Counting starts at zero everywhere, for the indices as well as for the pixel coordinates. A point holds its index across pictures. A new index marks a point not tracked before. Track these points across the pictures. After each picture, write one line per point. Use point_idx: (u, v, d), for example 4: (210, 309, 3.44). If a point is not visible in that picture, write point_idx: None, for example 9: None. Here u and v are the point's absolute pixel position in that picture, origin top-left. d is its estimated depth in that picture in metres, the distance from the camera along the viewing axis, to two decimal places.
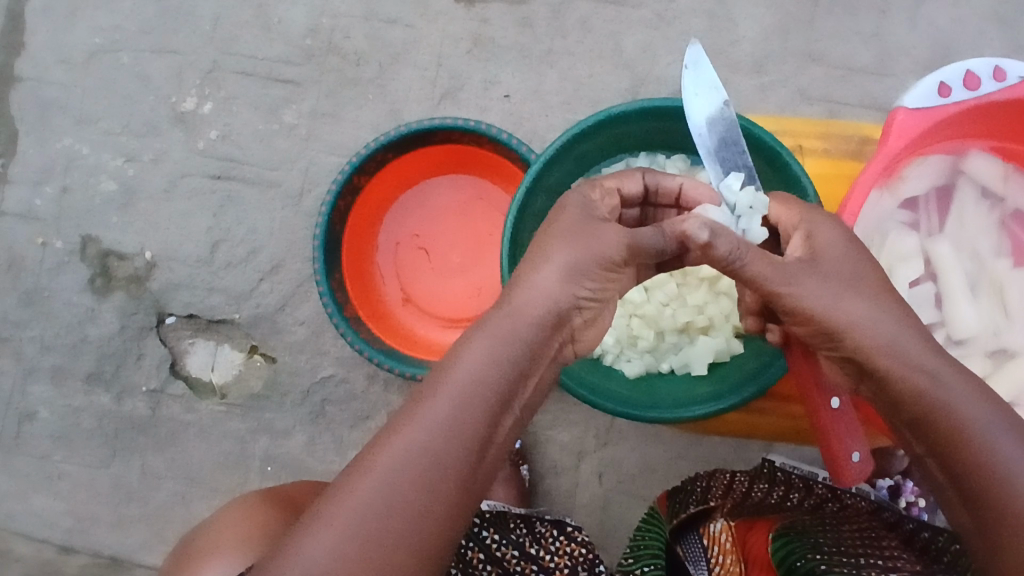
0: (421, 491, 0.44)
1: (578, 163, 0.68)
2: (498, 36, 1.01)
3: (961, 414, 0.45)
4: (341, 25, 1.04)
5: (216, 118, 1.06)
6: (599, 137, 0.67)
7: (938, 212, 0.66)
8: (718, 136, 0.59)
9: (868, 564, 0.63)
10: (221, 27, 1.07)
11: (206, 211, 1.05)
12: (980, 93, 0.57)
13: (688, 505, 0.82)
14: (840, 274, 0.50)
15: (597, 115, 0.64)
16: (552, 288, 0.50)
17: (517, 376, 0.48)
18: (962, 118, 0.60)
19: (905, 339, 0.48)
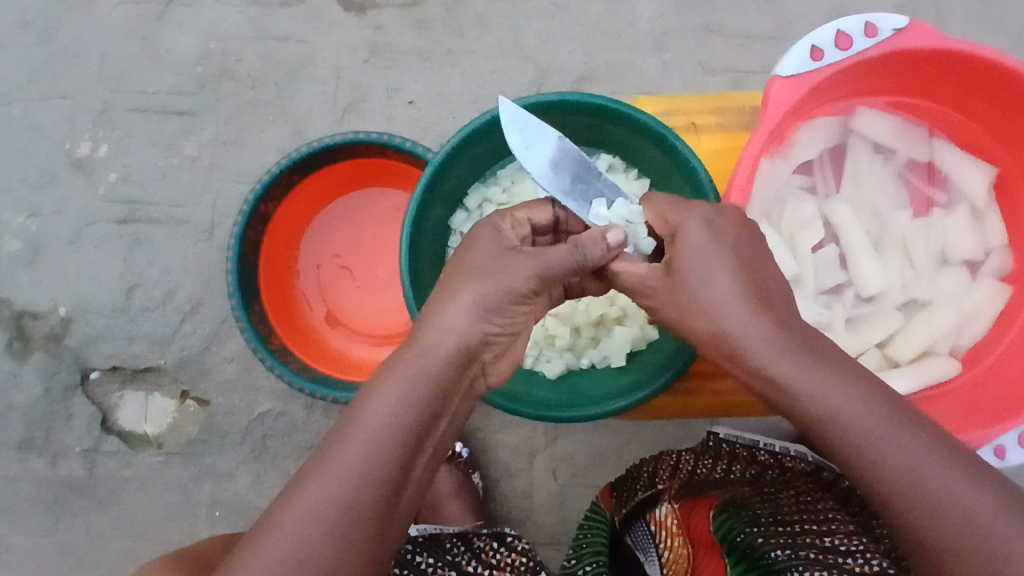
0: (333, 546, 0.40)
1: (471, 168, 0.67)
2: (395, 42, 0.99)
3: (833, 409, 0.42)
4: (232, 49, 1.00)
5: (115, 160, 1.01)
6: (489, 140, 0.65)
7: (834, 172, 0.66)
8: (572, 173, 0.56)
9: (803, 531, 0.63)
10: (107, 65, 1.02)
11: (117, 257, 1.01)
12: (854, 52, 0.56)
13: (637, 492, 0.81)
14: (717, 270, 0.48)
15: (480, 118, 0.62)
16: (463, 322, 0.47)
17: (433, 415, 0.45)
18: (842, 78, 0.59)
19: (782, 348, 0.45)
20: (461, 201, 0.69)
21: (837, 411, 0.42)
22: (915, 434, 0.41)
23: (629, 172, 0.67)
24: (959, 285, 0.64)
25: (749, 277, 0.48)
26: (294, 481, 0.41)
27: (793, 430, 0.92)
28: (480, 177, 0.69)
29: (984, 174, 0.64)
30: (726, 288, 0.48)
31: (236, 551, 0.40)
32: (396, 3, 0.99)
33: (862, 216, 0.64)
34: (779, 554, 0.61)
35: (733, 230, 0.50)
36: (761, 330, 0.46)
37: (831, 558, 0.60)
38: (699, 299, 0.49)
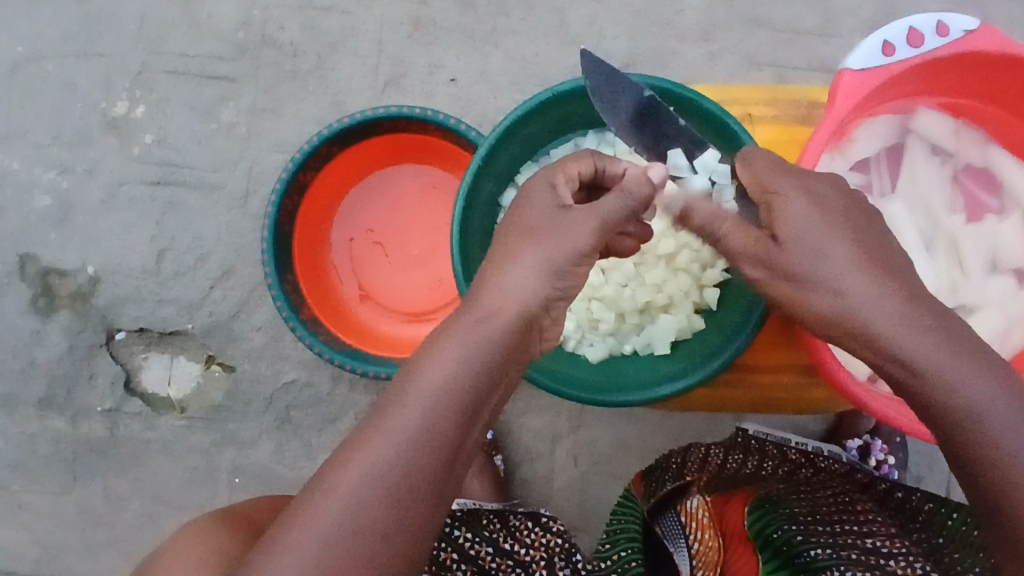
0: (393, 502, 0.42)
1: (525, 146, 0.66)
2: (439, 18, 0.98)
3: (971, 402, 0.42)
4: (274, 16, 0.99)
5: (150, 122, 1.01)
6: (546, 117, 0.65)
7: (890, 171, 0.65)
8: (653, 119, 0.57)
9: (844, 531, 0.65)
10: (147, 26, 1.02)
11: (149, 220, 1.00)
12: (925, 50, 0.56)
13: (666, 483, 0.83)
14: (838, 243, 0.47)
15: (540, 95, 0.62)
16: (525, 288, 0.48)
17: (489, 382, 0.46)
18: (908, 76, 0.59)
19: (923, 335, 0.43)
20: (512, 177, 0.68)
21: (964, 396, 0.42)
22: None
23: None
24: (1010, 291, 0.64)
25: (870, 251, 0.47)
26: (357, 437, 0.44)
27: (817, 429, 0.93)
28: (533, 155, 0.68)
29: None
30: (852, 259, 0.46)
31: (301, 501, 0.43)
32: None
33: (915, 216, 0.64)
34: (818, 552, 0.62)
35: (846, 202, 0.49)
36: (891, 308, 0.45)
37: (873, 559, 0.61)
38: (809, 272, 0.47)
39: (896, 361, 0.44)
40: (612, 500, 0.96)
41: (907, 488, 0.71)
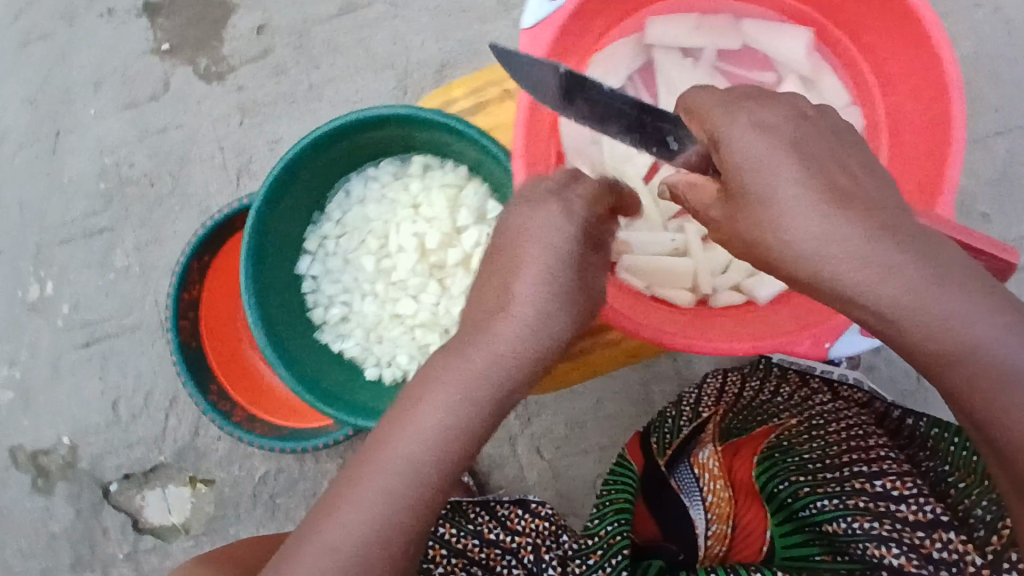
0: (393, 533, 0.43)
1: (293, 219, 0.63)
2: (260, 97, 1.00)
3: (956, 331, 0.41)
4: (122, 156, 1.04)
5: (62, 293, 1.07)
6: (297, 187, 0.61)
7: (648, 90, 0.61)
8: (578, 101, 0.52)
9: (854, 476, 0.66)
10: (23, 207, 1.08)
11: (94, 378, 1.08)
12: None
13: (683, 425, 0.83)
14: (780, 176, 0.43)
15: (269, 175, 0.57)
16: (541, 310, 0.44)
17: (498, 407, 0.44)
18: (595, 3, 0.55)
19: (889, 275, 0.41)
20: (301, 248, 0.65)
21: (957, 334, 0.41)
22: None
23: (446, 164, 0.63)
24: None
25: (837, 183, 0.43)
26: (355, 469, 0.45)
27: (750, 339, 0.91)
28: (308, 220, 0.64)
29: (804, 38, 0.58)
30: (811, 202, 0.43)
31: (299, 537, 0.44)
32: (248, 58, 1.00)
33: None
34: (826, 504, 0.67)
35: (788, 126, 0.44)
36: (852, 242, 0.42)
37: (882, 505, 0.64)
38: (763, 225, 0.44)
39: (875, 307, 0.42)
40: (586, 476, 0.98)
41: (917, 413, 0.73)
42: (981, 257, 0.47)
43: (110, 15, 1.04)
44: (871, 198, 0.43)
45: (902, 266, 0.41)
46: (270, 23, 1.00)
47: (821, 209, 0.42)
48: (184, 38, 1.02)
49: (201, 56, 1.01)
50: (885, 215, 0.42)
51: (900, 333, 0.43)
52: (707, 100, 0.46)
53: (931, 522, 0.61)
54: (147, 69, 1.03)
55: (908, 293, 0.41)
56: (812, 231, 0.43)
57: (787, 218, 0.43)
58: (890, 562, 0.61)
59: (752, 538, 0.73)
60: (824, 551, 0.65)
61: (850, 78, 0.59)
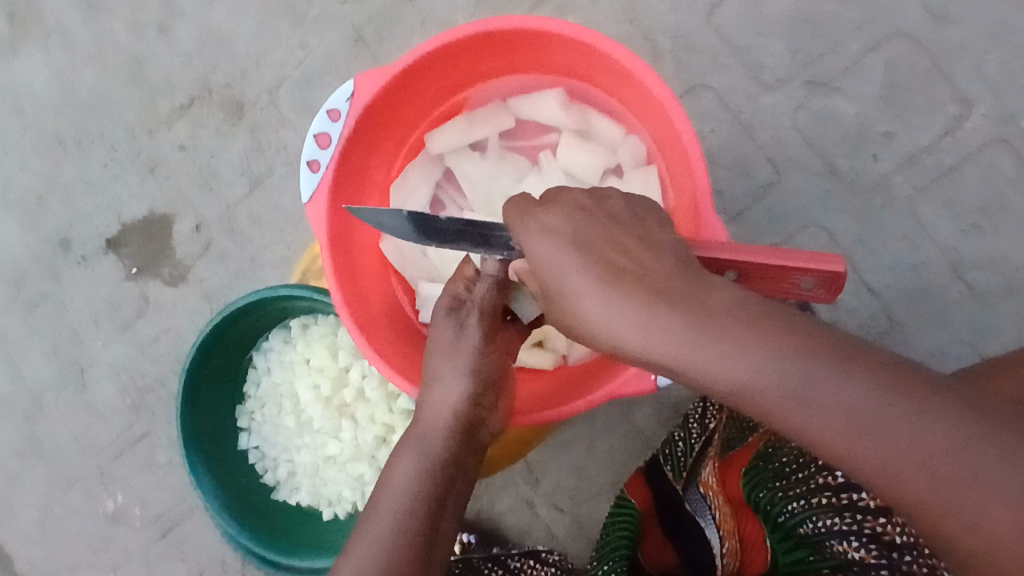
0: None
1: (216, 409, 0.73)
2: (218, 282, 1.14)
3: (748, 377, 0.38)
4: (134, 369, 1.20)
5: (130, 498, 1.23)
6: (207, 383, 0.71)
7: (454, 185, 0.67)
8: (433, 234, 0.52)
9: (820, 472, 0.59)
10: (76, 442, 1.25)
11: (177, 561, 1.21)
12: (337, 141, 0.58)
13: (693, 444, 0.82)
14: (567, 269, 0.45)
15: (178, 387, 0.67)
16: (450, 394, 0.56)
17: (430, 524, 0.52)
18: (360, 150, 0.61)
19: (668, 337, 0.40)
20: (236, 427, 0.75)
21: (732, 377, 0.39)
22: (801, 365, 0.37)
23: (319, 318, 0.73)
24: None
25: (612, 262, 0.44)
26: None
27: None
28: (233, 403, 0.75)
29: (557, 96, 0.63)
30: (589, 286, 0.43)
31: None
32: (196, 254, 1.14)
33: (489, 208, 0.64)
34: (795, 507, 0.60)
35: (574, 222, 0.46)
36: (629, 315, 0.42)
37: (844, 498, 0.57)
38: (566, 309, 0.45)
39: (671, 368, 0.41)
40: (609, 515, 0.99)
41: None
42: (808, 273, 0.47)
43: (85, 260, 1.22)
44: (644, 266, 0.43)
45: (675, 328, 0.40)
46: (203, 220, 1.14)
47: (596, 290, 0.43)
48: (146, 257, 1.18)
49: (162, 266, 1.17)
50: (659, 281, 0.42)
51: (695, 387, 0.41)
52: (510, 217, 0.49)
53: (888, 506, 0.54)
54: (127, 292, 1.19)
55: (683, 352, 0.40)
56: (596, 311, 0.43)
57: (578, 303, 0.44)
58: (855, 558, 0.54)
59: (761, 547, 0.65)
60: (811, 555, 0.57)
61: (614, 114, 0.63)
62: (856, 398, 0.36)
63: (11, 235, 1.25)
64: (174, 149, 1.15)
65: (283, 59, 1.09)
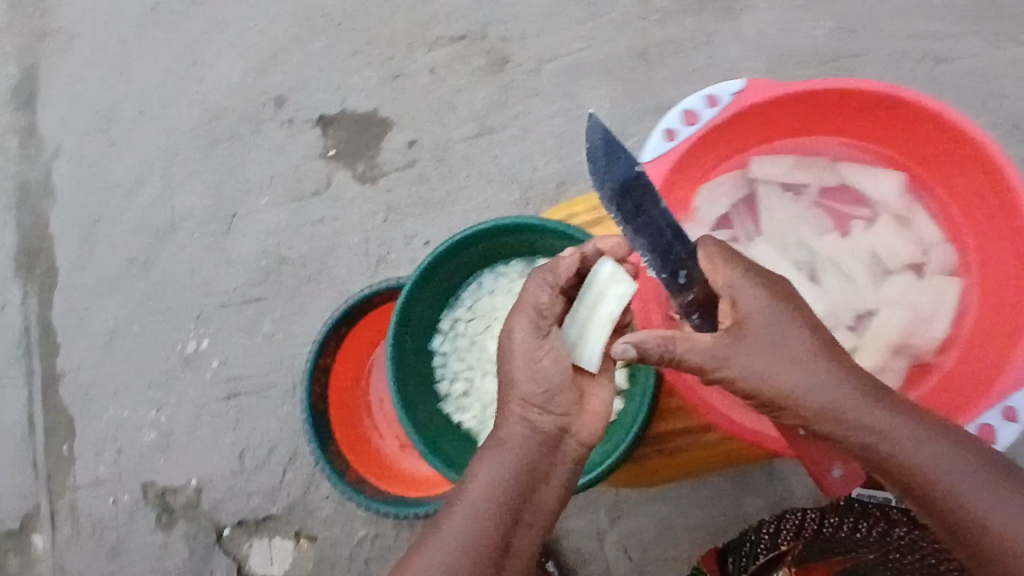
0: None
1: (434, 301, 0.77)
2: (404, 199, 1.18)
3: (907, 446, 0.56)
4: (284, 239, 1.23)
5: (214, 350, 1.24)
6: (441, 274, 0.75)
7: (751, 217, 0.70)
8: (634, 204, 0.62)
9: None
10: (191, 278, 1.28)
11: (227, 429, 1.21)
12: (703, 123, 0.63)
13: (761, 552, 0.86)
14: (772, 330, 0.59)
15: (423, 264, 0.72)
16: (522, 412, 0.69)
17: (507, 514, 0.66)
18: (709, 141, 0.65)
19: (848, 403, 0.58)
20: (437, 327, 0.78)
21: (892, 446, 0.57)
22: (951, 446, 0.56)
23: None
24: (910, 288, 0.66)
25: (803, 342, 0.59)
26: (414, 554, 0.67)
27: None
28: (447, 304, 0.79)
29: (896, 181, 0.67)
30: (790, 351, 0.59)
31: None
32: (396, 167, 1.19)
33: (780, 247, 0.68)
34: None
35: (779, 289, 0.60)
36: (823, 382, 0.58)
37: None
38: (759, 361, 0.59)
39: (844, 425, 0.58)
40: None
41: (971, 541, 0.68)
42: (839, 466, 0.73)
43: (290, 124, 1.26)
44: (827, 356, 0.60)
45: (856, 401, 0.58)
46: (419, 140, 1.18)
47: (796, 355, 0.59)
48: (348, 148, 1.22)
49: (359, 162, 1.21)
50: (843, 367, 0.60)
51: (857, 444, 0.58)
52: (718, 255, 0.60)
53: None
54: (314, 169, 1.24)
55: (861, 411, 0.57)
56: (788, 371, 0.58)
57: (774, 360, 0.59)
58: None
59: None
60: None
61: (941, 218, 0.67)
62: (962, 464, 0.56)
63: (234, 75, 1.31)
64: (425, 71, 1.20)
65: (564, 41, 1.15)
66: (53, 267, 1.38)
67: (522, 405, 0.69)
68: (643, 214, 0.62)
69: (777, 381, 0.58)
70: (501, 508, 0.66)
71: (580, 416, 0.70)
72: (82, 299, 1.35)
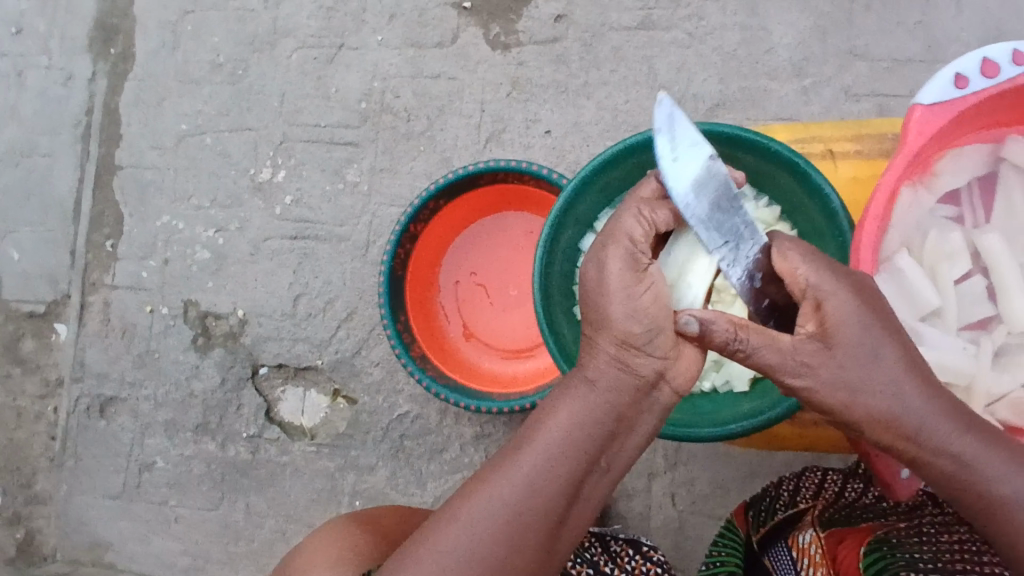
0: (511, 536, 0.59)
1: (603, 194, 0.71)
2: (536, 78, 1.07)
3: (994, 476, 0.51)
4: (391, 85, 1.13)
5: (290, 185, 1.16)
6: (622, 169, 0.70)
7: (983, 204, 0.62)
8: (712, 204, 0.56)
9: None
10: (279, 101, 1.18)
11: (286, 269, 1.15)
12: (1003, 79, 0.54)
13: (779, 510, 0.83)
14: (871, 338, 0.52)
15: (614, 147, 0.67)
16: (619, 353, 0.60)
17: (586, 458, 0.60)
18: (990, 104, 0.57)
19: (938, 426, 0.52)
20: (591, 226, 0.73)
21: (975, 473, 0.51)
22: None
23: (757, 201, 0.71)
24: None
25: (898, 356, 0.53)
26: (477, 483, 0.61)
27: None
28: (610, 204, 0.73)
29: None
30: (886, 366, 0.52)
31: (429, 531, 0.60)
32: (536, 40, 1.07)
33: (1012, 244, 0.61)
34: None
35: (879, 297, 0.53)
36: (916, 404, 0.51)
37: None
38: (848, 372, 0.52)
39: (928, 451, 0.52)
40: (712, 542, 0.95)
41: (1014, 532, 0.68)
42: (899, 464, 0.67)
43: None
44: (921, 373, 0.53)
45: (946, 423, 0.51)
46: (570, 16, 1.06)
47: (890, 370, 0.52)
48: (487, 4, 1.10)
49: (495, 24, 1.09)
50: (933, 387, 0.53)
51: (935, 470, 0.52)
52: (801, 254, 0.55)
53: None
54: (444, 18, 1.12)
55: (952, 438, 0.51)
56: (879, 384, 0.52)
57: (870, 372, 0.52)
58: None
59: None
60: None
61: None
62: None
63: None
64: None
65: None
66: (131, 49, 1.26)
67: (614, 343, 0.60)
68: (723, 213, 0.57)
69: (868, 400, 0.52)
70: (578, 452, 0.60)
71: (679, 362, 0.61)
72: (157, 93, 1.25)
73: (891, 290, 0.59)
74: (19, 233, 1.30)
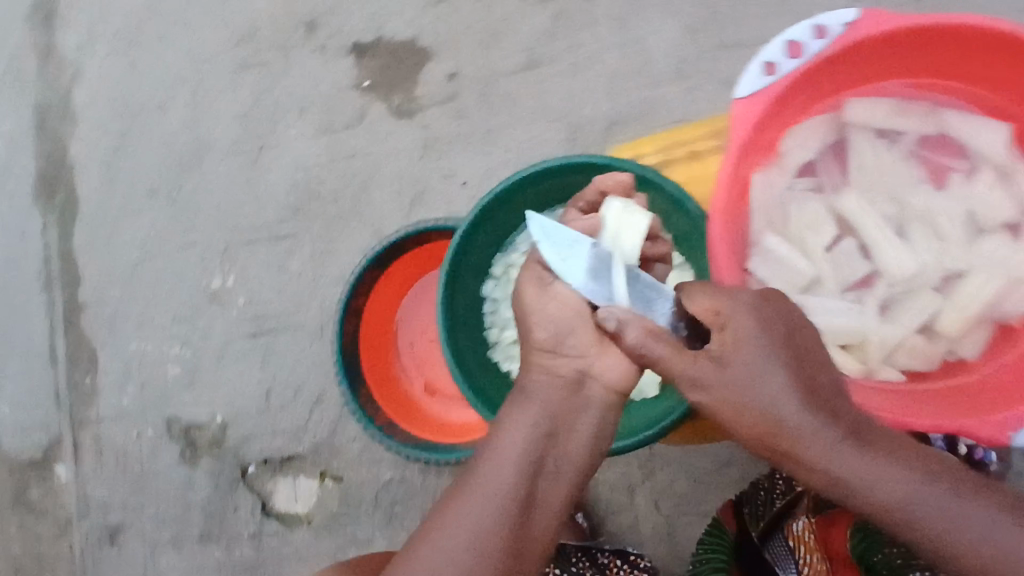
0: (475, 538, 0.61)
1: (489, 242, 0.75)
2: (444, 136, 1.11)
3: (881, 480, 0.54)
4: (314, 173, 1.18)
5: (241, 286, 1.21)
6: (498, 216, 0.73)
7: (838, 167, 0.66)
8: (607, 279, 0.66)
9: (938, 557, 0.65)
10: (217, 211, 1.24)
11: (253, 366, 1.19)
12: (808, 57, 0.57)
13: (775, 502, 0.85)
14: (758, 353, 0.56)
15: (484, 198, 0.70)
16: (545, 358, 0.68)
17: (536, 454, 0.64)
18: (808, 79, 0.60)
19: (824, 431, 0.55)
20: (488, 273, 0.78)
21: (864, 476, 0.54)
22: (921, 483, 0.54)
23: None
24: (1005, 249, 0.62)
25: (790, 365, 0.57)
26: (445, 500, 0.65)
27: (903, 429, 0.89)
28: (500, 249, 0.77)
29: (1003, 131, 0.63)
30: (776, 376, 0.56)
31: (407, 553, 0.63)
32: (436, 101, 1.12)
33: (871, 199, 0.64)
34: None
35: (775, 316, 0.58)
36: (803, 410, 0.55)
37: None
38: (738, 383, 0.56)
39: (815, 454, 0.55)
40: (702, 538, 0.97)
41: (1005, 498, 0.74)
42: None
43: (323, 51, 1.19)
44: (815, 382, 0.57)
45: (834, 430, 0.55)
46: (461, 72, 1.11)
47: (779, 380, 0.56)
48: (384, 78, 1.15)
49: (395, 94, 1.15)
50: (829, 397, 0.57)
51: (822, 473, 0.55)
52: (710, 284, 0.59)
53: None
54: (348, 100, 1.17)
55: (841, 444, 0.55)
56: (767, 394, 0.56)
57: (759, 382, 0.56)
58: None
59: None
60: None
61: None
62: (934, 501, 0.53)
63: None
64: None
65: None
66: (75, 195, 1.33)
67: (539, 353, 0.68)
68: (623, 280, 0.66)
69: (755, 408, 0.56)
70: (527, 448, 0.64)
71: (601, 357, 0.67)
72: (106, 229, 1.31)
73: (770, 270, 0.62)
74: (5, 388, 1.35)
